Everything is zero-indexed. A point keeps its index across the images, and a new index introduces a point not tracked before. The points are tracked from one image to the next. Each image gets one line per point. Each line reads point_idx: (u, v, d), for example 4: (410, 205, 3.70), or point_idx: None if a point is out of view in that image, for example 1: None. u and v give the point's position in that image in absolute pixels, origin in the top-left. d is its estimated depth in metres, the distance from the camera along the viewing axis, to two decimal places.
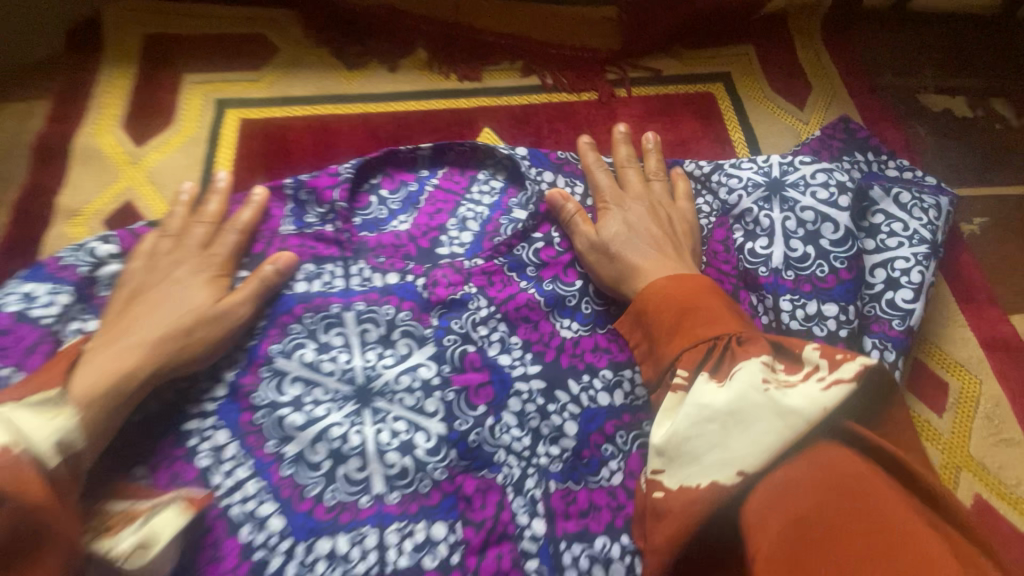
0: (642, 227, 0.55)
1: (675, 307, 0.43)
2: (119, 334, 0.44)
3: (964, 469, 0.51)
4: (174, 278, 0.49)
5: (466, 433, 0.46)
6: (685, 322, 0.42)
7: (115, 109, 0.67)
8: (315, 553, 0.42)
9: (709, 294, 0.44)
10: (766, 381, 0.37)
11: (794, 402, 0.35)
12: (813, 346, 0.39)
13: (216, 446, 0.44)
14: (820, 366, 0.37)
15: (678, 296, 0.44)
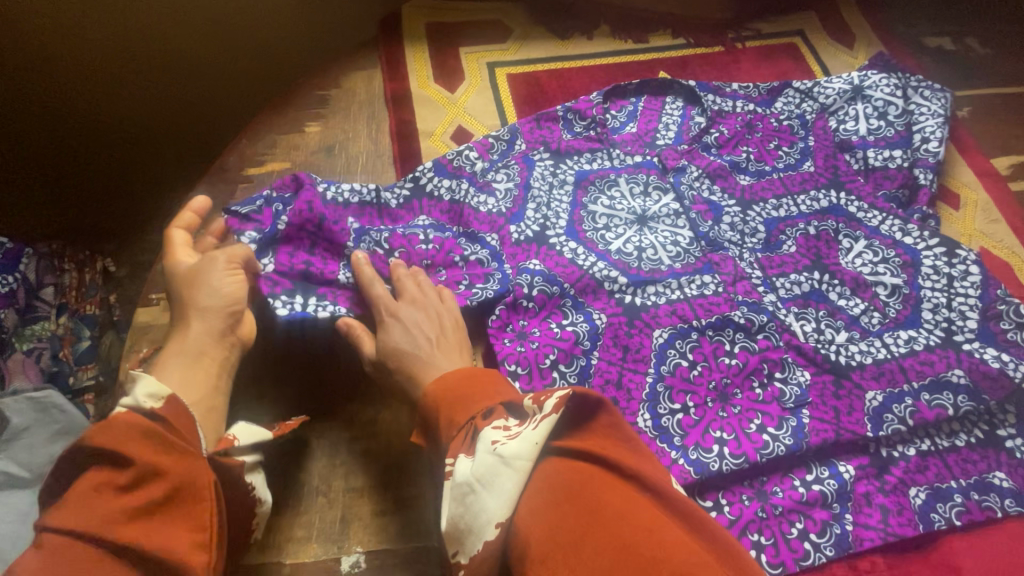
0: (407, 324, 0.71)
1: (425, 403, 0.62)
2: (195, 315, 0.68)
3: (973, 235, 0.92)
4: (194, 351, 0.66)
5: (707, 231, 0.89)
6: (449, 409, 0.59)
7: (424, 72, 1.02)
8: (646, 291, 0.82)
9: (490, 382, 0.61)
10: (495, 441, 0.53)
11: (512, 449, 0.51)
12: (529, 400, 0.57)
13: (573, 248, 0.85)
14: (534, 410, 0.55)
15: (462, 389, 0.60)
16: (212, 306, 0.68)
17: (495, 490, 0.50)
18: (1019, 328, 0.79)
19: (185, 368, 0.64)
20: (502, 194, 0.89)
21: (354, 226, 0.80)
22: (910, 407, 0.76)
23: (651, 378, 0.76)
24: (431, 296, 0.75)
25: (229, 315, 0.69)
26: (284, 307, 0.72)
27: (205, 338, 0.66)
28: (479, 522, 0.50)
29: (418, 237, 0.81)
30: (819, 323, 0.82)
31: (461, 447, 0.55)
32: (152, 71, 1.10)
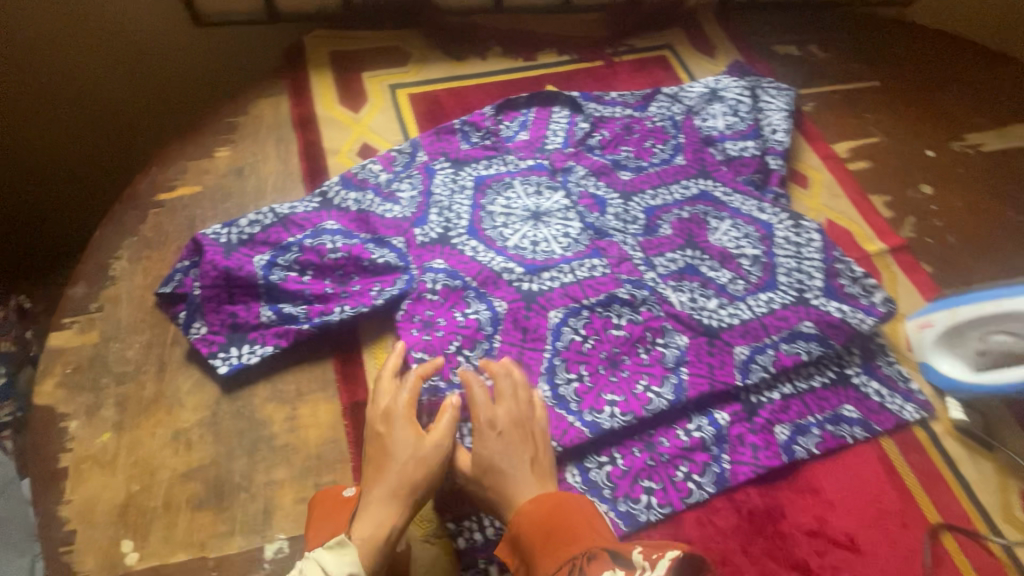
0: (506, 445, 0.71)
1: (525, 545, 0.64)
2: (381, 487, 0.67)
3: (820, 209, 1.07)
4: (383, 482, 0.68)
5: (593, 222, 0.99)
6: (549, 547, 0.62)
7: (329, 96, 1.09)
8: (540, 278, 0.91)
9: (584, 524, 0.63)
10: None
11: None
12: (637, 551, 0.57)
13: (474, 245, 0.94)
14: (643, 564, 0.56)
15: (547, 525, 0.64)
16: (406, 454, 0.69)
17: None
18: (853, 282, 0.93)
19: (374, 526, 0.64)
20: (407, 202, 0.97)
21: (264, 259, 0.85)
22: (771, 357, 0.87)
23: (548, 354, 0.85)
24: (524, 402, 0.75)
25: (410, 493, 0.67)
26: (222, 361, 0.78)
27: (386, 504, 0.66)
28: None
29: (326, 245, 0.88)
30: (693, 293, 0.93)
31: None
32: (53, 108, 1.13)
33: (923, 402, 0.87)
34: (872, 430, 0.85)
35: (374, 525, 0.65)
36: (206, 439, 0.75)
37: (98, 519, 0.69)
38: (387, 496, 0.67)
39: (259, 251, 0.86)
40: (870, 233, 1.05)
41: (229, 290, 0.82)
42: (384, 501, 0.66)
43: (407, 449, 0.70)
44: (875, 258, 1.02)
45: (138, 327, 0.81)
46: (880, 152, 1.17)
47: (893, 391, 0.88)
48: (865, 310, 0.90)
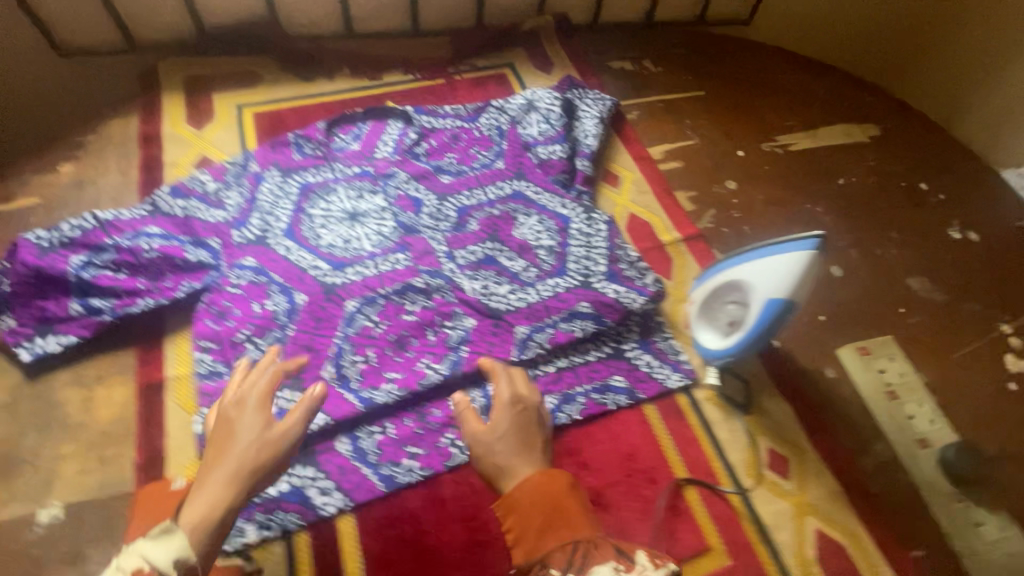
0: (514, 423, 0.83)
1: (521, 509, 0.75)
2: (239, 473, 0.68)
3: (625, 204, 1.17)
4: (246, 464, 0.69)
5: (406, 221, 1.09)
6: (556, 524, 0.72)
7: (177, 116, 1.20)
8: (345, 272, 1.00)
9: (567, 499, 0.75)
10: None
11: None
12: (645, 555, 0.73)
13: (288, 245, 1.03)
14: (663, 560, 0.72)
15: (539, 500, 0.74)
16: (254, 441, 0.71)
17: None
18: (631, 266, 1.02)
19: (207, 506, 0.64)
20: (231, 207, 1.06)
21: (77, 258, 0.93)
22: (548, 335, 0.96)
23: (339, 338, 0.93)
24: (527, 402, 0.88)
25: (251, 475, 0.69)
26: (25, 351, 0.86)
27: (222, 488, 0.66)
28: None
29: (141, 246, 0.96)
30: (487, 281, 1.02)
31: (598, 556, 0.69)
32: None
33: (688, 371, 0.96)
34: (636, 398, 0.93)
35: (200, 508, 0.64)
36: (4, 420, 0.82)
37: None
38: (228, 480, 0.67)
39: (75, 253, 0.94)
40: (668, 224, 1.15)
41: (38, 287, 0.90)
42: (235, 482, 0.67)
43: (249, 434, 0.71)
44: (669, 246, 1.11)
45: None
46: (693, 153, 1.28)
47: (663, 362, 0.96)
48: (639, 291, 0.99)
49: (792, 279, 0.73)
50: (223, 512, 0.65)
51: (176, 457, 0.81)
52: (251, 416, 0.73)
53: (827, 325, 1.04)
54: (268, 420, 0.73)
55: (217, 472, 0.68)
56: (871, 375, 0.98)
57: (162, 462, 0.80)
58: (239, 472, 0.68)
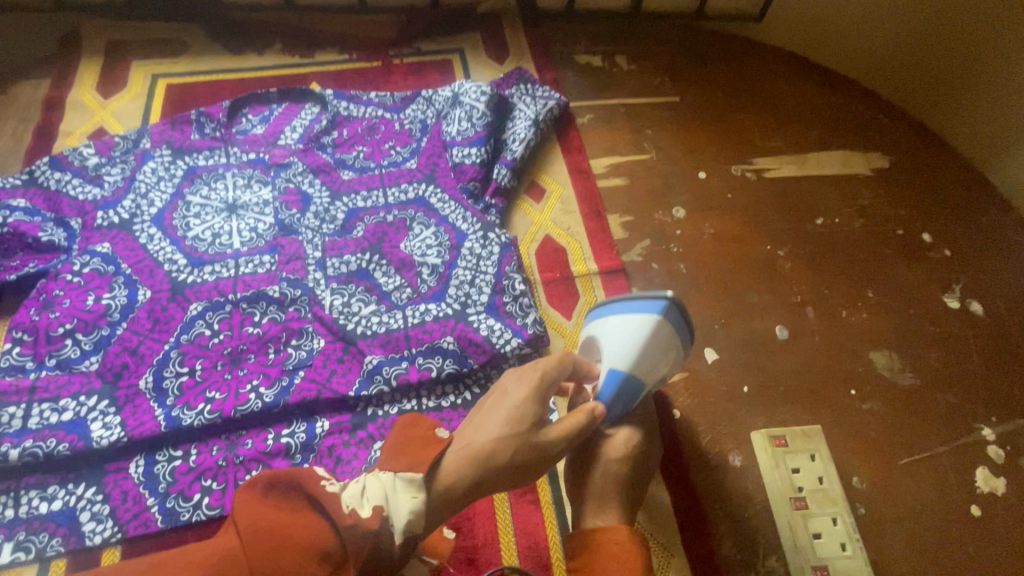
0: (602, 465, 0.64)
1: (601, 560, 0.54)
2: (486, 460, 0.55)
3: (542, 224, 1.01)
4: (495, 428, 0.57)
5: (285, 219, 0.98)
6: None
7: (89, 82, 1.14)
8: (201, 270, 0.91)
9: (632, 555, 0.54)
10: None
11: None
12: None
13: (150, 233, 0.95)
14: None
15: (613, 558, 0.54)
16: (520, 414, 0.58)
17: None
18: (514, 300, 0.87)
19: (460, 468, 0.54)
20: (107, 186, 0.99)
21: None
22: (400, 370, 0.83)
23: (168, 345, 0.84)
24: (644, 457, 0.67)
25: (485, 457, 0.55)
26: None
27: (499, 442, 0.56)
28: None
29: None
30: (351, 298, 0.90)
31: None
32: None
33: None
34: None
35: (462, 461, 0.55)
36: None
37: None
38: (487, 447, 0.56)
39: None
40: (587, 253, 0.98)
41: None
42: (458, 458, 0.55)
43: (521, 434, 0.57)
44: (580, 279, 0.95)
45: None
46: (644, 170, 1.10)
47: None
48: (516, 332, 0.85)
49: (637, 343, 0.67)
50: (470, 492, 0.55)
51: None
52: (513, 389, 0.60)
53: (749, 399, 0.86)
54: (542, 414, 0.60)
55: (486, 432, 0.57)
56: (782, 474, 0.80)
57: None
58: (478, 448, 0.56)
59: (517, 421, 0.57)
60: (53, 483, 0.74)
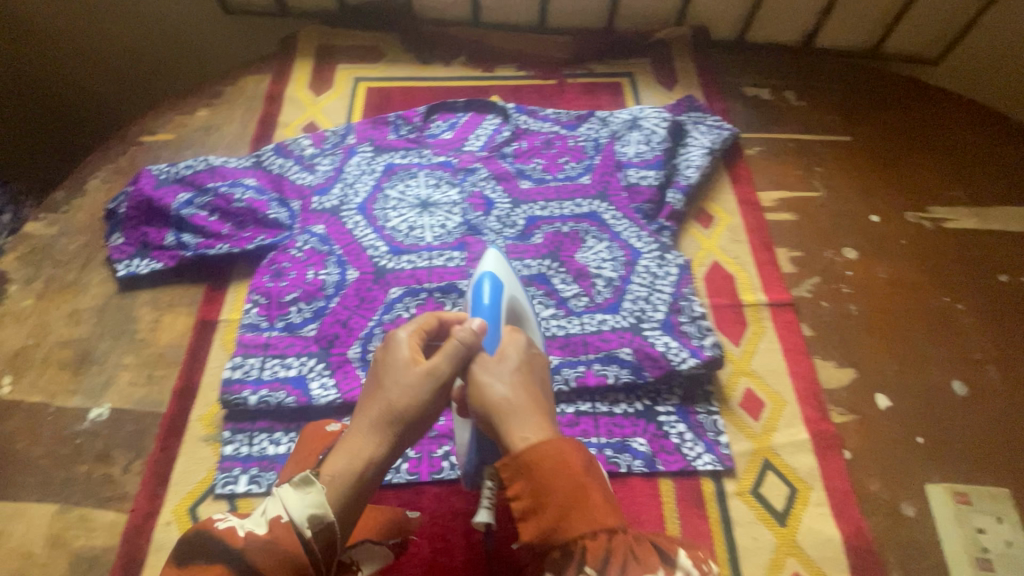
0: (513, 379, 0.65)
1: (536, 474, 0.58)
2: (365, 422, 0.64)
3: (711, 250, 1.04)
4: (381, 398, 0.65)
5: (472, 221, 1.07)
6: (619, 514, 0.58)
7: (302, 81, 1.29)
8: (399, 258, 1.02)
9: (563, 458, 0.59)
10: None
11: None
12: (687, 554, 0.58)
13: (356, 220, 1.06)
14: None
15: (552, 464, 0.58)
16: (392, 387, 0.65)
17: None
18: (691, 321, 0.91)
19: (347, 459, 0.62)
20: (320, 174, 1.12)
21: (183, 197, 1.04)
22: (578, 373, 0.89)
23: (372, 322, 0.94)
24: (535, 362, 0.69)
25: (388, 424, 0.64)
26: (122, 266, 0.99)
27: (365, 435, 0.64)
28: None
29: (235, 196, 1.05)
30: (532, 299, 0.97)
31: (600, 545, 0.55)
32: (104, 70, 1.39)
33: (723, 457, 0.83)
34: (652, 468, 0.83)
35: (345, 450, 0.63)
36: (89, 319, 0.95)
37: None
38: (375, 419, 0.64)
39: (182, 191, 1.06)
40: (756, 284, 1.00)
41: (145, 215, 1.02)
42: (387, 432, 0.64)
43: (399, 386, 0.65)
44: (749, 308, 0.97)
45: (83, 229, 1.05)
46: (813, 208, 1.10)
47: (697, 438, 0.85)
48: (692, 351, 0.88)
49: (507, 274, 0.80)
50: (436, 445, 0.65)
51: (205, 395, 0.88)
52: (396, 371, 0.66)
53: (924, 452, 0.85)
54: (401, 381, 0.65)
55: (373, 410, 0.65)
56: (965, 533, 0.79)
57: (194, 394, 0.88)
58: (384, 415, 0.64)
59: (391, 397, 0.64)
60: (279, 430, 0.85)
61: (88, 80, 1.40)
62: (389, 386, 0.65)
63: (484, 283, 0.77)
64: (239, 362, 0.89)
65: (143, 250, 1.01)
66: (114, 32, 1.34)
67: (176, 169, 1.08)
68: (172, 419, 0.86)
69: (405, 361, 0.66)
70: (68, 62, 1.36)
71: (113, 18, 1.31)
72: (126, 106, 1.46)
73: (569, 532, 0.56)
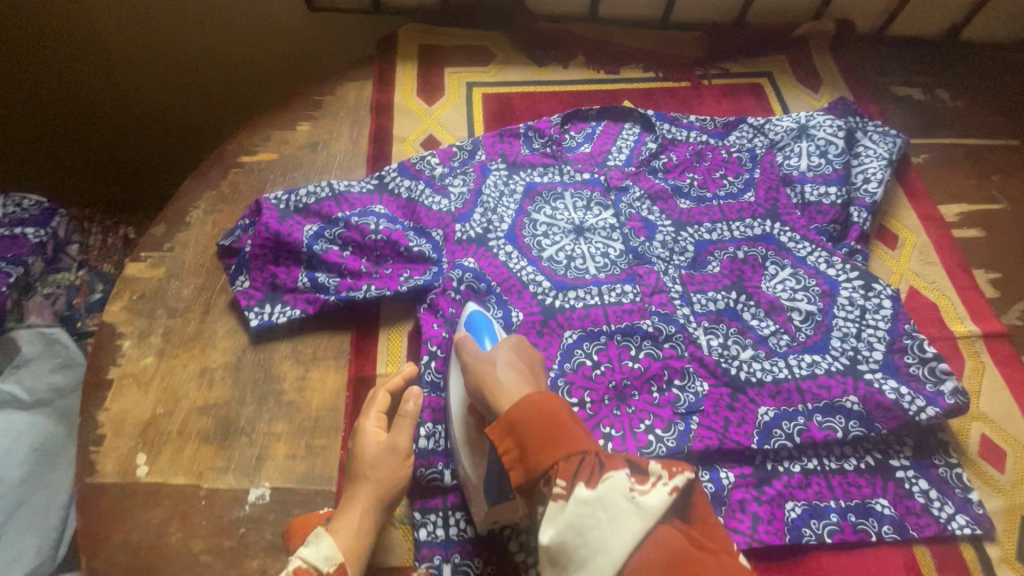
0: (513, 369, 0.71)
1: (521, 428, 0.62)
2: (354, 500, 0.69)
3: (905, 275, 0.94)
4: (364, 464, 0.72)
5: (637, 248, 0.96)
6: (549, 443, 0.60)
7: (409, 87, 1.14)
8: (566, 295, 0.90)
9: (556, 411, 0.62)
10: (632, 488, 0.56)
11: (649, 503, 0.55)
12: (655, 463, 0.60)
13: (508, 251, 0.94)
14: (660, 475, 0.59)
15: (532, 420, 0.62)
16: (375, 452, 0.72)
17: (620, 528, 0.54)
18: (920, 363, 0.82)
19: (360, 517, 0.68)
20: (455, 197, 0.99)
21: (310, 229, 0.91)
22: (799, 426, 0.80)
23: (554, 372, 0.84)
24: (510, 346, 0.75)
25: (389, 491, 0.71)
26: (255, 315, 0.86)
27: (365, 498, 0.70)
28: (594, 557, 0.53)
29: (370, 226, 0.91)
30: (726, 339, 0.88)
31: (574, 470, 0.58)
32: (178, 75, 1.26)
33: (979, 518, 0.75)
34: (904, 535, 0.74)
35: (354, 512, 0.69)
36: (225, 380, 0.83)
37: (126, 429, 0.78)
38: (359, 481, 0.71)
39: (310, 222, 0.93)
40: (962, 312, 0.91)
41: (275, 252, 0.89)
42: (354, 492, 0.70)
43: (374, 465, 0.71)
44: (962, 341, 0.88)
45: (196, 270, 0.91)
46: (999, 221, 1.01)
47: (944, 496, 0.76)
48: (928, 398, 0.79)
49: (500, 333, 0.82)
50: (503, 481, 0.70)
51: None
52: (372, 434, 0.74)
53: None
54: (382, 441, 0.73)
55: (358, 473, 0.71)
56: None
57: None
58: (365, 471, 0.71)
59: (377, 455, 0.72)
60: (474, 506, 0.75)
61: (136, 78, 1.26)
62: (366, 464, 0.71)
63: (474, 314, 0.83)
64: (428, 429, 0.79)
65: (275, 295, 0.88)
66: (191, 35, 1.19)
67: (294, 198, 0.94)
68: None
69: (369, 432, 0.74)
70: (122, 62, 1.22)
71: (184, 16, 1.15)
72: (179, 104, 1.31)
73: (542, 464, 0.59)
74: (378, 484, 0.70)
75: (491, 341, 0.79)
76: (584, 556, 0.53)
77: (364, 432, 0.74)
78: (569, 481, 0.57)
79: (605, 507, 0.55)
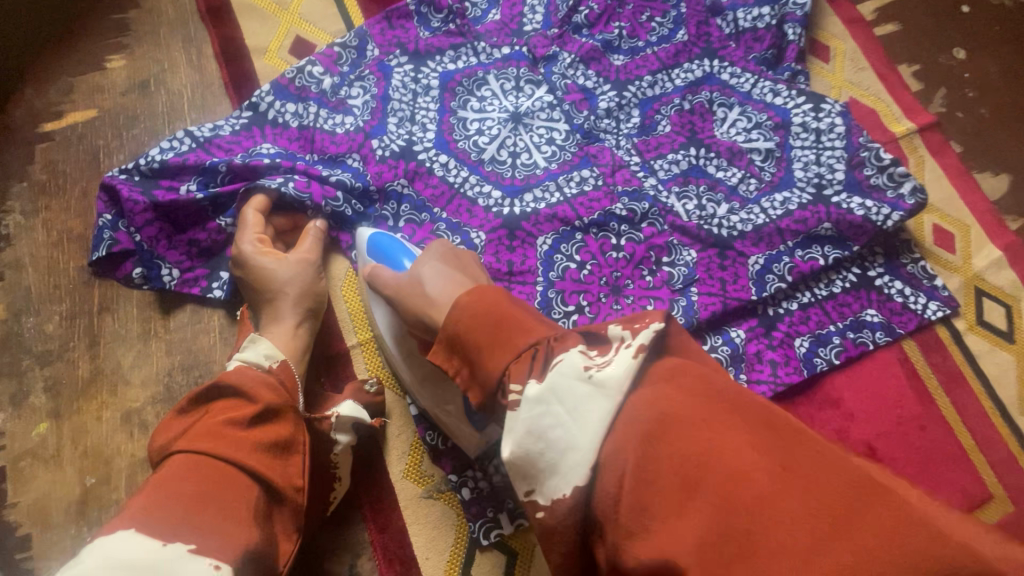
0: (442, 276, 0.56)
1: (461, 340, 0.46)
2: (277, 311, 0.66)
3: (842, 88, 0.94)
4: (276, 295, 0.67)
5: (583, 123, 0.84)
6: (492, 339, 0.44)
7: None
8: (523, 199, 0.78)
9: (499, 302, 0.46)
10: (588, 367, 0.41)
11: (611, 376, 0.40)
12: (614, 325, 0.45)
13: (442, 163, 0.79)
14: (624, 338, 0.44)
15: (474, 325, 0.45)
16: (283, 288, 0.67)
17: (588, 418, 0.39)
18: (879, 172, 0.81)
19: (289, 341, 0.66)
20: (360, 110, 0.79)
21: (192, 189, 0.70)
22: (788, 265, 0.79)
23: (542, 287, 0.76)
24: (432, 259, 0.58)
25: (311, 312, 0.69)
26: (219, 288, 0.70)
27: (291, 329, 0.66)
28: (563, 458, 0.39)
29: (263, 160, 0.71)
30: (700, 199, 0.82)
31: (526, 367, 0.42)
32: None
33: (947, 299, 0.82)
34: (894, 334, 0.79)
35: (286, 347, 0.65)
36: (163, 416, 0.67)
37: (63, 510, 0.63)
38: (273, 314, 0.66)
39: (184, 181, 0.71)
40: (897, 111, 0.93)
41: (170, 221, 0.69)
42: (274, 324, 0.66)
43: (278, 279, 0.67)
44: (903, 141, 0.92)
45: (54, 296, 0.69)
46: (915, 7, 0.99)
47: (917, 290, 0.82)
48: (892, 205, 0.80)
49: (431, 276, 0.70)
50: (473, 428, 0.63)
51: (392, 427, 0.70)
52: (271, 269, 0.67)
53: None
54: (282, 274, 0.67)
55: (269, 307, 0.67)
56: None
57: (380, 451, 0.70)
58: (274, 305, 0.66)
59: (278, 287, 0.67)
60: None
61: None
62: (271, 281, 0.67)
63: (377, 236, 0.70)
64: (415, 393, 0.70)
65: (209, 271, 0.71)
66: None
67: (143, 163, 0.70)
68: (369, 486, 0.69)
69: (256, 255, 0.67)
70: None
71: None
72: None
73: (491, 370, 0.43)
74: (296, 310, 0.67)
75: (409, 259, 0.67)
76: (553, 459, 0.39)
77: (253, 261, 0.66)
78: (520, 382, 0.41)
79: (560, 398, 0.40)
